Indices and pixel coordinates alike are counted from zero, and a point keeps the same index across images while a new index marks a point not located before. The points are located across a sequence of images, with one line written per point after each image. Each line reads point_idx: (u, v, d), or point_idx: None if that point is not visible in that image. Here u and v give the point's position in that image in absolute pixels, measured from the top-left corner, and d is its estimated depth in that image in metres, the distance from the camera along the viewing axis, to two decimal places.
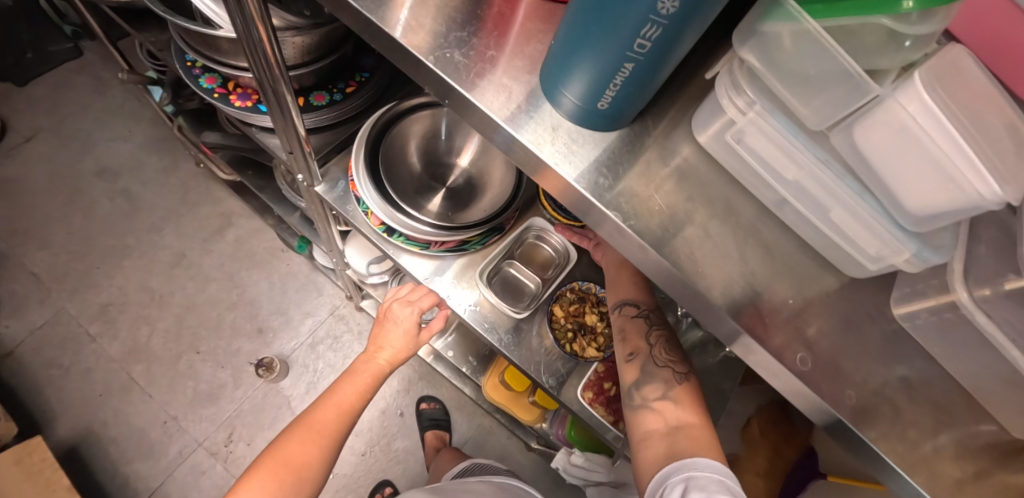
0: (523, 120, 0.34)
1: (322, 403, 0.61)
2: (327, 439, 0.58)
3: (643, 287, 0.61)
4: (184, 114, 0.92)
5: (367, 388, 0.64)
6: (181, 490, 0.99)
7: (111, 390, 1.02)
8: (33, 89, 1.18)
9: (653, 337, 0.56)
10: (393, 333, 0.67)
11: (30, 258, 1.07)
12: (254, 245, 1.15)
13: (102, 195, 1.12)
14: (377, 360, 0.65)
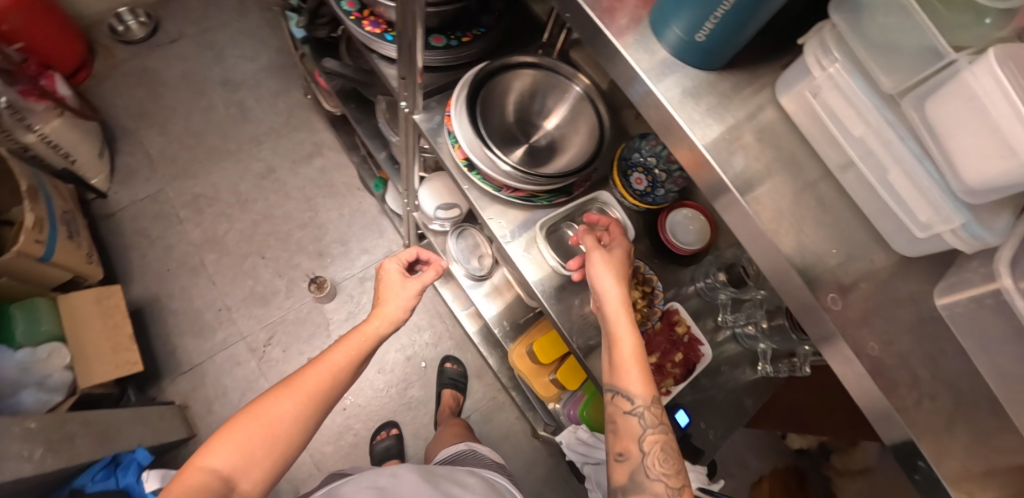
0: (630, 41, 0.41)
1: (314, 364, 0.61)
2: (313, 399, 0.59)
3: (641, 381, 0.58)
4: (311, 42, 1.03)
5: (362, 351, 0.64)
6: (218, 372, 1.08)
7: (183, 269, 1.13)
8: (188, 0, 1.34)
9: (648, 442, 0.56)
10: (391, 295, 0.70)
11: (149, 139, 1.21)
12: (335, 176, 1.25)
13: (220, 101, 1.26)
14: (374, 324, 0.67)
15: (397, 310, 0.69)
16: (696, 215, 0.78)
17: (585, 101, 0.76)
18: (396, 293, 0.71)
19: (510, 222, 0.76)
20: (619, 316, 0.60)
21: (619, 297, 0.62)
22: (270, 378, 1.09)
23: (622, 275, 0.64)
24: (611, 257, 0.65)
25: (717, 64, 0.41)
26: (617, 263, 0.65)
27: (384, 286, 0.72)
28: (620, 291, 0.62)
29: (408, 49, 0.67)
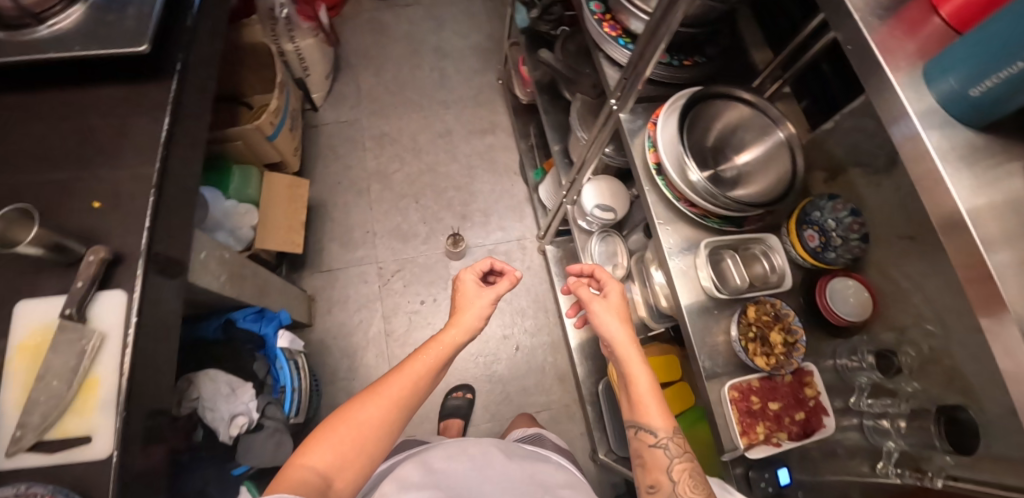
0: (904, 79, 0.41)
1: (400, 373, 0.71)
2: (401, 399, 0.69)
3: (659, 412, 0.70)
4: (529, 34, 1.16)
5: (440, 358, 0.75)
6: (348, 282, 1.21)
7: (352, 188, 1.29)
8: None
9: (676, 469, 0.66)
10: (467, 309, 0.81)
11: (361, 76, 1.40)
12: (499, 156, 1.37)
13: (427, 64, 1.44)
14: (450, 333, 0.78)
15: (471, 321, 0.80)
16: (862, 288, 0.76)
17: (783, 148, 0.79)
18: (471, 303, 0.82)
19: (676, 230, 0.80)
20: (630, 355, 0.74)
21: (629, 338, 0.76)
22: (386, 305, 1.20)
23: (626, 318, 0.79)
24: (612, 305, 0.81)
25: (984, 122, 0.40)
26: (616, 310, 0.80)
27: (461, 297, 0.83)
28: (623, 334, 0.76)
29: (643, 53, 0.76)
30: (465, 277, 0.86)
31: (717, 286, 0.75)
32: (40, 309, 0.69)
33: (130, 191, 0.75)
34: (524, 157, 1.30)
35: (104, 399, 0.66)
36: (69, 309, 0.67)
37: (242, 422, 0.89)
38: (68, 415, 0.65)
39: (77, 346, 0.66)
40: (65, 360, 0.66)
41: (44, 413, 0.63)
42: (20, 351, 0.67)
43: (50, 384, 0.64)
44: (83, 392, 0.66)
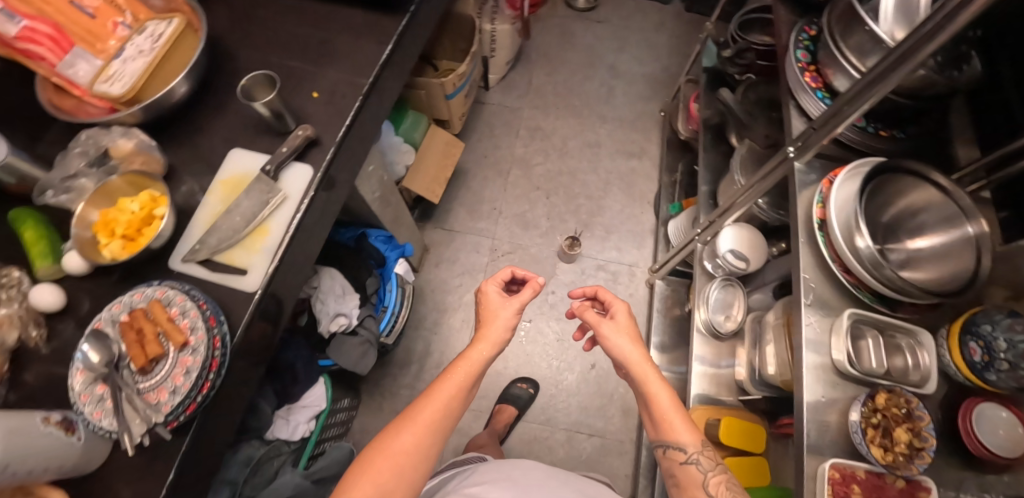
0: None
1: (427, 398, 0.67)
2: (436, 419, 0.65)
3: (684, 426, 0.69)
4: (711, 74, 1.23)
5: (471, 379, 0.70)
6: (461, 245, 1.28)
7: (494, 166, 1.38)
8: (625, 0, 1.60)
9: (711, 484, 0.65)
10: (493, 323, 0.76)
11: (534, 72, 1.49)
12: (638, 183, 1.39)
13: (598, 78, 1.49)
14: (479, 350, 0.73)
15: (498, 334, 0.76)
16: (1018, 424, 0.65)
17: (970, 245, 0.70)
18: (500, 316, 0.77)
19: (818, 294, 0.75)
20: (647, 372, 0.73)
21: (640, 356, 0.75)
22: (488, 278, 1.26)
23: (638, 340, 0.78)
24: (621, 327, 0.80)
25: None
26: (625, 330, 0.79)
27: (495, 311, 0.78)
28: (636, 352, 0.75)
29: (840, 109, 0.72)
30: (485, 291, 0.82)
31: (851, 361, 0.69)
32: (248, 160, 0.79)
33: (344, 93, 0.85)
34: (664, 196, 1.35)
35: (269, 246, 0.74)
36: (268, 166, 0.76)
37: (342, 322, 0.95)
38: (237, 250, 0.73)
39: (265, 198, 0.75)
40: (252, 206, 0.75)
41: (222, 241, 0.72)
42: (221, 187, 0.77)
43: (234, 218, 0.74)
44: (253, 236, 0.74)
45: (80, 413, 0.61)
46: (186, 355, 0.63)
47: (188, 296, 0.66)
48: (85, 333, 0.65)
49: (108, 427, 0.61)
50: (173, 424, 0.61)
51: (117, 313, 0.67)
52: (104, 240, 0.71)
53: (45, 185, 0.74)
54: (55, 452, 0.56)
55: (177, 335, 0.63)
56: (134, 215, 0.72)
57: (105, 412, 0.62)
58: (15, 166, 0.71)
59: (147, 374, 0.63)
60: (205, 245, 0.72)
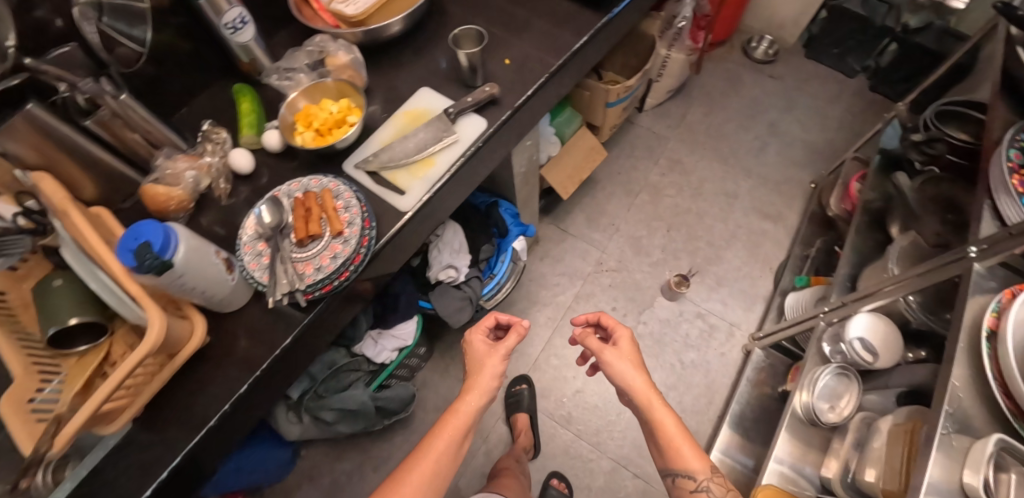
0: None
1: (425, 451, 0.69)
2: (439, 466, 0.68)
3: (694, 454, 0.72)
4: (887, 155, 1.13)
5: (462, 433, 0.71)
6: (572, 254, 1.33)
7: (624, 187, 1.40)
8: (807, 63, 1.53)
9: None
10: (482, 370, 0.74)
11: (691, 107, 1.48)
12: (767, 246, 1.32)
13: (754, 130, 1.44)
14: (467, 401, 0.72)
15: (489, 380, 0.74)
16: None
17: None
18: (490, 366, 0.75)
19: (958, 408, 0.64)
20: (656, 402, 0.72)
21: (644, 383, 0.74)
22: (587, 287, 1.30)
23: (640, 367, 0.77)
24: (625, 352, 0.78)
25: None
26: (629, 358, 0.78)
27: (489, 360, 0.76)
28: (642, 381, 0.74)
29: None
30: (471, 338, 0.79)
31: (987, 490, 0.56)
32: (435, 100, 0.84)
33: (531, 67, 0.88)
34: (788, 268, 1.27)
35: (431, 177, 0.77)
36: (451, 108, 0.80)
37: (450, 274, 0.98)
38: (401, 172, 0.78)
39: (440, 136, 0.80)
40: (427, 139, 0.79)
41: (393, 160, 0.77)
42: (405, 116, 0.83)
43: (408, 144, 0.79)
44: (418, 164, 0.78)
45: (241, 261, 0.68)
46: (337, 242, 0.68)
47: (354, 194, 0.71)
48: (264, 197, 0.72)
49: (259, 280, 0.67)
50: (307, 297, 0.66)
51: (292, 190, 0.73)
52: (300, 128, 0.79)
53: (265, 71, 0.87)
54: (215, 282, 0.64)
55: (336, 223, 0.68)
56: (330, 115, 0.79)
57: (259, 267, 0.68)
58: (252, 51, 0.83)
59: (301, 248, 0.68)
60: (377, 159, 0.78)
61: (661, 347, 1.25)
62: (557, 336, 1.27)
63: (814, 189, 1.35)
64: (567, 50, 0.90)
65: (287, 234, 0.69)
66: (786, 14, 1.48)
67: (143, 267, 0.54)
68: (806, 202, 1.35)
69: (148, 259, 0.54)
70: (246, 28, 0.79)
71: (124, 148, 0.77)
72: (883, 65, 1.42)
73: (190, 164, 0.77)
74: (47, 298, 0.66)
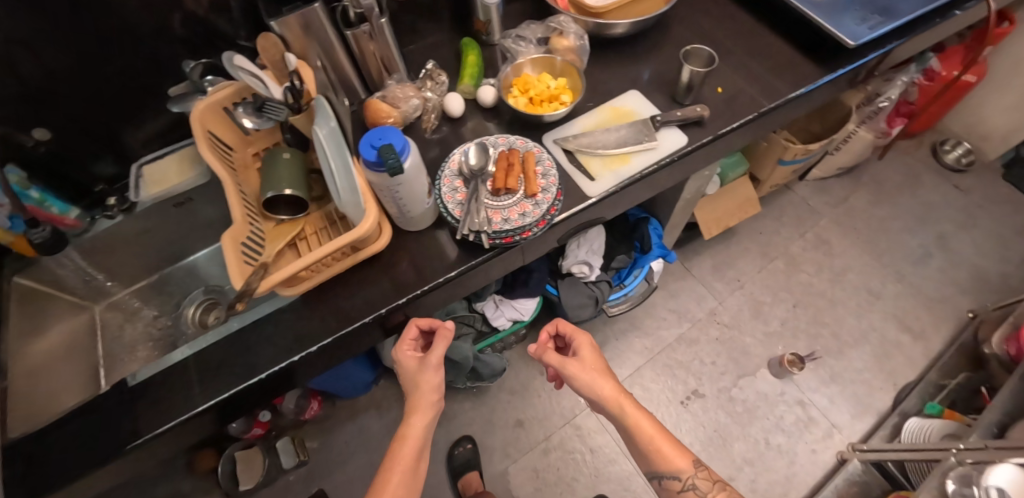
0: None
1: (388, 469, 0.67)
2: (411, 478, 0.68)
3: (676, 450, 0.68)
4: None
5: (418, 453, 0.69)
6: (687, 297, 1.33)
7: (760, 249, 1.37)
8: (1005, 186, 1.40)
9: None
10: (418, 390, 0.71)
11: (854, 194, 1.43)
12: (899, 360, 1.22)
13: (918, 238, 1.35)
14: (414, 424, 0.70)
15: (427, 395, 0.71)
16: None
17: None
18: (425, 385, 0.71)
19: None
20: (632, 409, 0.69)
21: (615, 390, 0.72)
22: (692, 332, 1.29)
23: (604, 372, 0.73)
24: (592, 362, 0.75)
25: None
26: (593, 367, 0.74)
27: (425, 376, 0.73)
28: (609, 385, 0.72)
29: None
30: (398, 355, 0.76)
31: None
32: (643, 104, 0.86)
33: (741, 100, 0.87)
34: (913, 391, 1.14)
35: (623, 173, 0.79)
36: (659, 116, 0.82)
37: (581, 270, 1.01)
38: (595, 161, 0.80)
39: (641, 139, 0.82)
40: (628, 138, 0.82)
41: (592, 147, 0.80)
42: (610, 111, 0.85)
43: (609, 137, 0.82)
44: (613, 159, 0.81)
45: (439, 191, 0.73)
46: (528, 203, 0.72)
47: (554, 165, 0.74)
48: (472, 142, 0.77)
49: (450, 212, 0.72)
50: (488, 241, 0.70)
51: (497, 143, 0.78)
52: (516, 92, 0.84)
53: (493, 34, 0.93)
54: (416, 201, 0.69)
55: (533, 185, 0.72)
56: (547, 89, 0.83)
57: (452, 200, 0.73)
58: (491, 13, 0.90)
59: (495, 197, 0.72)
60: (577, 142, 0.81)
61: (750, 418, 1.19)
62: (647, 367, 1.26)
63: (972, 318, 1.23)
64: (782, 94, 0.88)
65: (484, 180, 0.73)
66: (996, 128, 1.37)
67: (386, 164, 0.59)
68: (958, 329, 1.23)
69: (390, 158, 0.59)
70: None
71: (362, 62, 0.85)
72: None
73: (414, 95, 0.84)
74: (273, 167, 0.74)
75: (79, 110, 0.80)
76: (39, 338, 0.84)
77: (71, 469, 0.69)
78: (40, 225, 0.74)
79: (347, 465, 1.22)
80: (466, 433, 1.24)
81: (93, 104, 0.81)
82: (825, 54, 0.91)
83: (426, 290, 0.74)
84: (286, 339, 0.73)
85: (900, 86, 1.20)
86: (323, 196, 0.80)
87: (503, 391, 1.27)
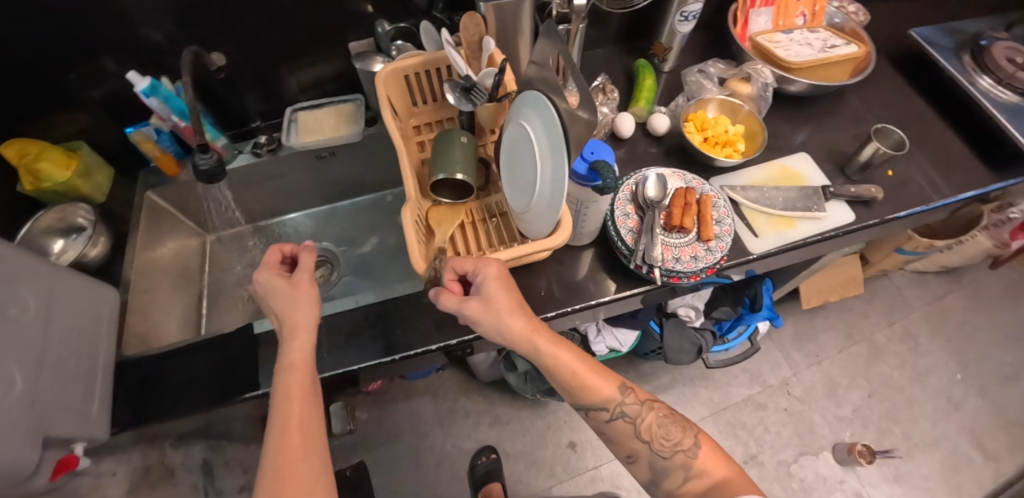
0: None
1: (279, 402, 0.53)
2: (314, 408, 0.55)
3: (599, 378, 0.63)
4: None
5: (312, 380, 0.57)
6: (763, 359, 1.31)
7: (844, 329, 1.35)
8: None
9: (647, 429, 0.63)
10: (290, 309, 0.58)
11: (949, 296, 1.40)
12: (965, 477, 1.21)
13: (1004, 359, 1.34)
14: (298, 347, 0.57)
15: (310, 315, 0.59)
16: None
17: None
18: (304, 304, 0.59)
19: None
20: (550, 343, 0.60)
21: (530, 329, 0.59)
22: (762, 396, 1.27)
23: (517, 305, 0.60)
24: (502, 297, 0.59)
25: None
26: (500, 306, 0.59)
27: (300, 290, 0.60)
28: (520, 322, 0.59)
29: None
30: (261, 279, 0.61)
31: None
32: (813, 170, 0.83)
33: (910, 190, 0.84)
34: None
35: (788, 236, 0.77)
36: (832, 187, 0.79)
37: (687, 312, 1.00)
38: (758, 216, 0.78)
39: (808, 206, 0.79)
40: (796, 201, 0.79)
41: (760, 202, 0.78)
42: (779, 169, 0.83)
43: (776, 196, 0.79)
44: (777, 219, 0.78)
45: (610, 213, 0.71)
46: (700, 246, 0.69)
47: (730, 214, 0.71)
48: (648, 170, 0.74)
49: (619, 237, 0.70)
50: (654, 276, 0.67)
51: (672, 177, 0.75)
52: (693, 129, 0.81)
53: (668, 61, 0.91)
54: (594, 218, 0.67)
55: (710, 230, 0.69)
56: (726, 133, 0.81)
57: (622, 225, 0.70)
58: (675, 40, 0.88)
59: (668, 233, 0.69)
60: (744, 194, 0.79)
61: None
62: (710, 420, 1.25)
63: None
64: (953, 194, 0.85)
65: (658, 212, 0.70)
66: None
67: (603, 182, 0.57)
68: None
69: (608, 176, 0.57)
70: (689, 23, 0.84)
71: None
72: None
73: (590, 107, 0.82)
74: (450, 149, 0.72)
75: (261, 37, 0.78)
76: (156, 249, 0.85)
77: (186, 395, 0.68)
78: (207, 152, 0.70)
79: (393, 443, 1.20)
80: (515, 442, 1.21)
81: (274, 40, 0.79)
82: (1005, 162, 0.87)
83: (576, 308, 0.72)
84: (424, 323, 0.71)
85: None
86: (484, 185, 0.78)
87: (561, 409, 1.25)
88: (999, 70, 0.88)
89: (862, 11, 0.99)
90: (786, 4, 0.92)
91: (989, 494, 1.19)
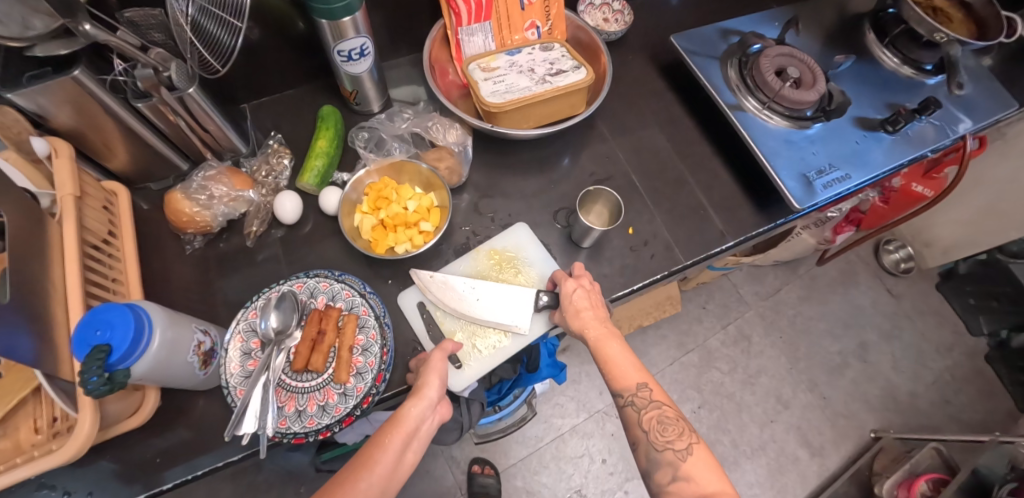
0: None
1: (367, 450, 0.49)
2: (392, 477, 0.48)
3: (632, 364, 0.57)
4: None
5: (409, 445, 0.50)
6: (593, 382, 1.27)
7: (676, 337, 1.32)
8: (933, 300, 1.38)
9: (646, 420, 0.54)
10: (426, 366, 0.55)
11: (781, 288, 1.38)
12: (789, 480, 1.20)
13: (834, 348, 1.32)
14: (409, 407, 0.52)
15: (434, 385, 0.53)
16: None
17: None
18: (433, 369, 0.54)
19: None
20: (606, 334, 0.58)
21: (600, 315, 0.59)
22: (589, 424, 1.24)
23: (599, 304, 0.60)
24: (591, 294, 0.61)
25: None
26: (578, 301, 0.60)
27: (434, 362, 0.55)
28: (586, 314, 0.59)
29: None
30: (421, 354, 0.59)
31: None
32: (532, 248, 0.68)
33: (653, 251, 0.70)
34: None
35: (492, 353, 0.63)
36: (547, 296, 0.63)
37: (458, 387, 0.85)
38: (463, 335, 0.63)
39: (514, 315, 0.64)
40: (501, 304, 0.64)
41: (454, 307, 0.63)
42: (490, 257, 0.67)
43: (476, 297, 0.64)
44: (479, 334, 0.64)
45: (226, 357, 0.55)
46: (335, 389, 0.54)
47: (380, 337, 0.56)
48: (284, 283, 0.59)
49: (230, 392, 0.54)
50: (271, 440, 0.52)
51: (318, 286, 0.59)
52: (365, 208, 0.64)
53: (368, 104, 0.73)
54: (181, 379, 0.51)
55: (343, 372, 0.54)
56: (404, 212, 0.63)
57: (239, 370, 0.55)
58: (361, 83, 0.69)
59: (296, 375, 0.55)
60: (439, 285, 0.64)
61: None
62: (533, 458, 1.21)
63: (874, 439, 1.23)
64: (710, 245, 0.72)
65: (284, 350, 0.55)
66: (940, 237, 1.32)
67: (83, 383, 0.40)
68: (859, 449, 1.23)
69: (91, 373, 0.40)
70: (363, 60, 0.65)
71: (174, 139, 0.64)
72: (1015, 345, 1.26)
73: (229, 194, 0.65)
74: None
75: None
76: None
77: None
78: None
79: None
80: None
81: None
82: (769, 194, 0.75)
83: (201, 473, 0.57)
84: None
85: (856, 200, 1.08)
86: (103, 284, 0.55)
87: None
88: (765, 88, 0.75)
89: (628, 11, 0.85)
90: (509, 15, 0.72)
91: (811, 493, 1.18)
